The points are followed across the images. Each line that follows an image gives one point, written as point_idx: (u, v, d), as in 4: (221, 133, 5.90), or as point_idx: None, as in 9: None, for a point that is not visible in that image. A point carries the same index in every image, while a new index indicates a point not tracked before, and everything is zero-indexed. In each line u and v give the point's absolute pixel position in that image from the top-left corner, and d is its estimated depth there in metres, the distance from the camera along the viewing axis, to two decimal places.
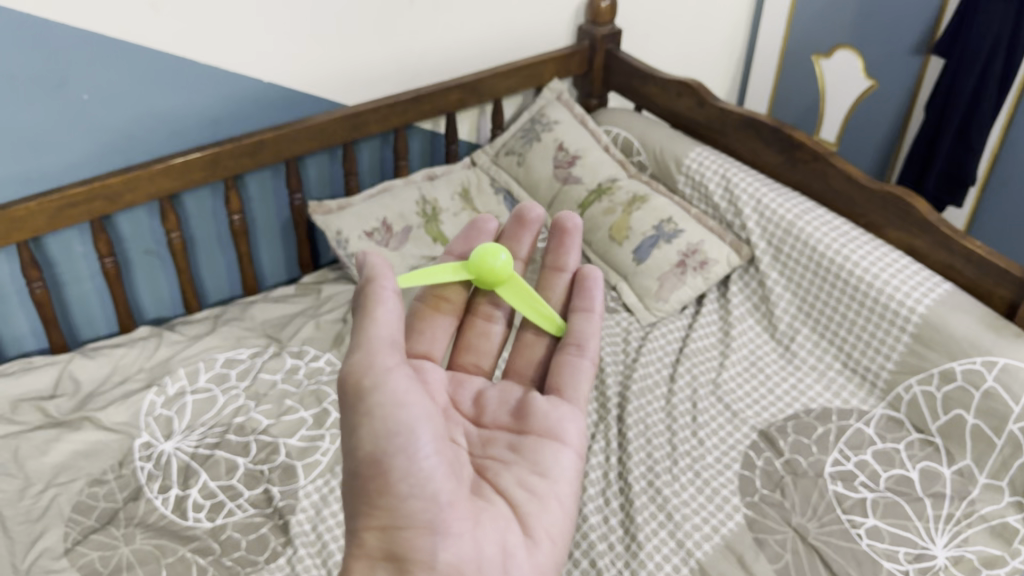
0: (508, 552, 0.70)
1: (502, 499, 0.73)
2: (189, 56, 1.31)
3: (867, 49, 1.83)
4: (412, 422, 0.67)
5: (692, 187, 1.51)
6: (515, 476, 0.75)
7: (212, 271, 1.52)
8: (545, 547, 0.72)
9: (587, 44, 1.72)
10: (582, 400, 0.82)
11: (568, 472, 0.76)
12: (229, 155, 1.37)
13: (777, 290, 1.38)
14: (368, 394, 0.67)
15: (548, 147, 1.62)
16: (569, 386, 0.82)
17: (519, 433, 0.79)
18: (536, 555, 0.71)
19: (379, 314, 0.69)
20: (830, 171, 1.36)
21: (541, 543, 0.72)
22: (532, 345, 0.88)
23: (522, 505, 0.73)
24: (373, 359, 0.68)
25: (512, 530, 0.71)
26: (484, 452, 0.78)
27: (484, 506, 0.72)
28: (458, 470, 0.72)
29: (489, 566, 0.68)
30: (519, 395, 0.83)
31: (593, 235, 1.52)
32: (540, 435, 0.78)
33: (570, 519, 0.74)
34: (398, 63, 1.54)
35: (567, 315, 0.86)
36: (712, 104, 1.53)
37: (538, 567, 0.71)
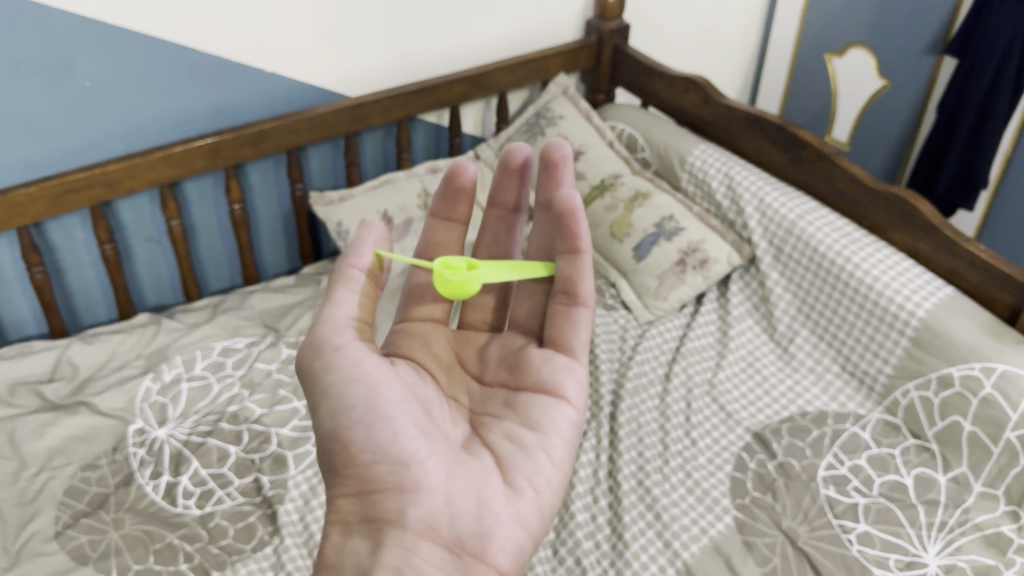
0: (485, 502, 0.67)
1: (487, 451, 0.71)
2: (189, 45, 1.31)
3: (880, 48, 1.80)
4: (367, 393, 0.66)
5: (694, 184, 1.50)
6: (503, 430, 0.73)
7: (213, 260, 1.53)
8: (529, 499, 0.69)
9: (595, 39, 1.70)
10: (582, 351, 0.76)
11: (561, 426, 0.72)
12: (229, 146, 1.37)
13: (777, 290, 1.36)
14: (320, 374, 0.67)
15: (551, 142, 1.62)
16: (564, 338, 0.76)
17: (515, 388, 0.76)
18: (517, 505, 0.68)
19: (347, 292, 0.67)
20: (834, 172, 1.33)
21: (524, 491, 0.69)
22: (531, 293, 0.81)
23: (506, 457, 0.71)
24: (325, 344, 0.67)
25: (491, 481, 0.69)
26: (481, 409, 0.76)
27: (463, 460, 0.70)
28: (437, 426, 0.71)
29: (461, 518, 0.66)
30: (520, 346, 0.79)
31: (595, 231, 1.52)
32: (534, 388, 0.74)
33: (557, 470, 0.70)
34: (401, 55, 1.53)
35: (556, 256, 0.76)
36: (718, 101, 1.51)
37: (520, 518, 0.68)
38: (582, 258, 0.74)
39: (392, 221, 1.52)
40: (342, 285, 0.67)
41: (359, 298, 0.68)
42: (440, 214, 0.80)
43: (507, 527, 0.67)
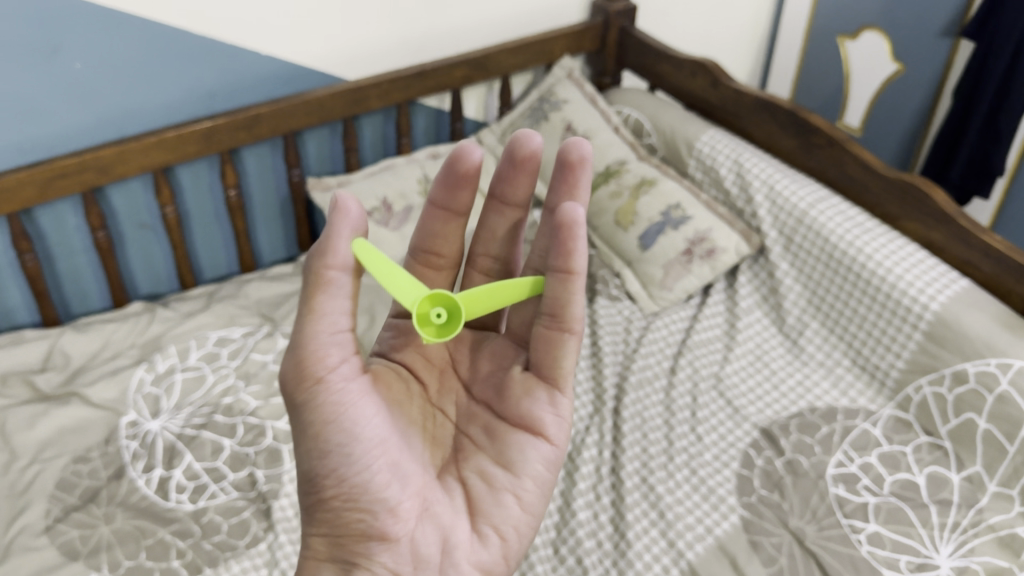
0: (450, 549, 0.69)
1: (460, 490, 0.71)
2: (181, 26, 1.27)
3: (894, 30, 1.75)
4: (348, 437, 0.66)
5: (702, 171, 1.45)
6: (477, 466, 0.72)
7: (208, 247, 1.50)
8: (494, 543, 0.70)
9: (601, 21, 1.65)
10: (567, 382, 0.70)
11: (536, 469, 0.71)
12: (224, 130, 1.33)
13: (786, 282, 1.32)
14: (306, 409, 0.65)
15: (556, 127, 1.58)
16: (551, 366, 0.70)
17: (499, 414, 0.73)
18: (481, 552, 0.70)
19: (323, 316, 0.63)
20: (846, 159, 1.29)
21: (489, 535, 0.70)
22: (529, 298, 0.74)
23: (477, 498, 0.71)
24: (308, 368, 0.64)
25: (458, 526, 0.69)
26: (462, 431, 0.74)
27: (433, 500, 0.70)
28: (417, 460, 0.70)
29: (424, 562, 0.68)
30: (510, 365, 0.75)
31: (599, 219, 1.49)
32: (515, 423, 0.71)
33: (527, 516, 0.71)
34: (400, 37, 1.49)
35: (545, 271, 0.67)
36: (727, 84, 1.46)
37: (482, 564, 0.69)
38: (576, 279, 0.65)
39: (392, 208, 1.50)
40: (318, 307, 0.63)
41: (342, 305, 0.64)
42: (438, 201, 0.74)
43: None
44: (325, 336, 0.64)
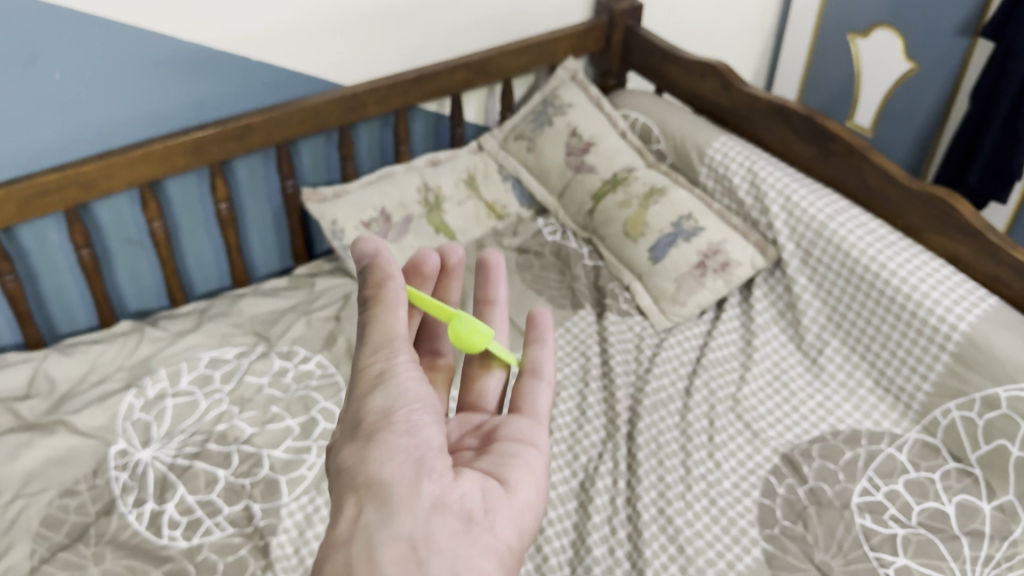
0: (488, 490, 0.59)
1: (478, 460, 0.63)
2: (167, 32, 1.20)
3: (908, 28, 1.68)
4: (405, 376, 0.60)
5: (714, 180, 1.39)
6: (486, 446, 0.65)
7: (199, 261, 1.43)
8: (528, 491, 0.61)
9: (605, 20, 1.58)
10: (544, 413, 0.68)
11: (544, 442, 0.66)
12: (214, 141, 1.26)
13: (805, 297, 1.27)
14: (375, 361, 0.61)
15: (560, 132, 1.52)
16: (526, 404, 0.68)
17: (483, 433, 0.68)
18: (520, 495, 0.60)
19: (394, 299, 0.62)
20: (866, 167, 1.23)
21: (524, 482, 0.61)
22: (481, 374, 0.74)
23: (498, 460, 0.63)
24: (378, 345, 0.61)
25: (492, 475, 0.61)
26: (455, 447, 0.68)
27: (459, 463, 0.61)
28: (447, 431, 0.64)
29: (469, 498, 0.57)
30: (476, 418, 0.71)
31: (607, 229, 1.43)
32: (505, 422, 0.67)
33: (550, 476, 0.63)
34: (397, 39, 1.42)
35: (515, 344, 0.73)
36: (739, 88, 1.39)
37: (523, 508, 0.59)
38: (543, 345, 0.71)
39: (391, 218, 1.43)
40: (388, 294, 0.62)
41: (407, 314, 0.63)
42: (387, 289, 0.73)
43: (514, 514, 0.58)
44: (394, 318, 0.61)
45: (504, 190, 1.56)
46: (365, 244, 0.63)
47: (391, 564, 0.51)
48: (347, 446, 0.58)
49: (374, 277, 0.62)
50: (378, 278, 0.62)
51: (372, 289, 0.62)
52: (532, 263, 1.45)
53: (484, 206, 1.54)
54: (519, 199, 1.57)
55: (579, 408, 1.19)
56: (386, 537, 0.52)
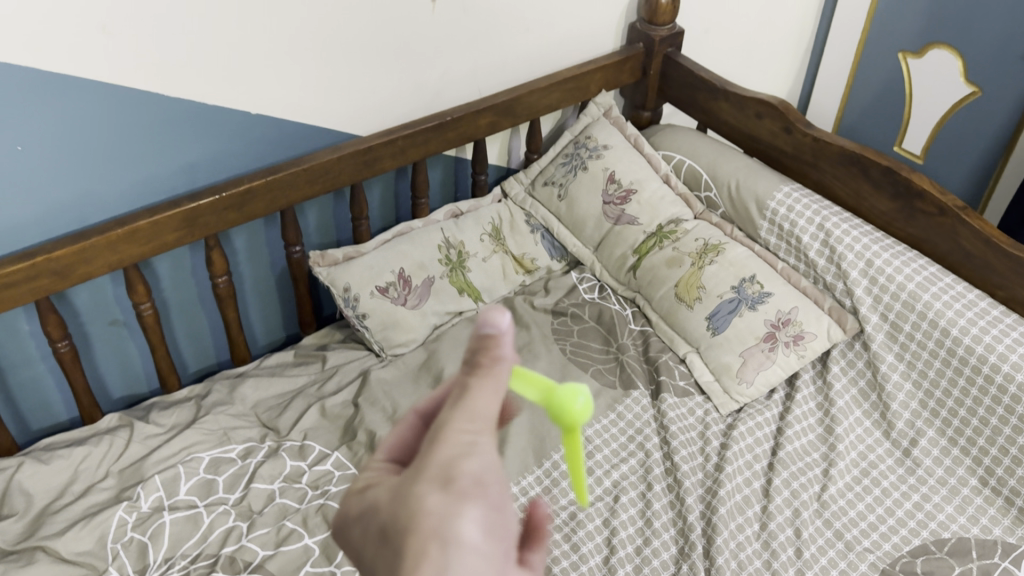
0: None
1: None
2: (152, 89, 1.02)
3: (969, 49, 1.50)
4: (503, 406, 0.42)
5: (778, 236, 1.23)
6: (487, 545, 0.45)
7: (193, 336, 1.27)
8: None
9: (641, 49, 1.40)
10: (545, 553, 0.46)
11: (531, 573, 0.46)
12: (209, 210, 1.09)
13: (893, 377, 1.12)
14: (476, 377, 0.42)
15: (597, 178, 1.35)
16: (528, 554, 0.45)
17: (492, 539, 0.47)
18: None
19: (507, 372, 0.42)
20: (959, 228, 1.07)
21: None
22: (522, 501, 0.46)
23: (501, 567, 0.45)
24: (474, 410, 0.40)
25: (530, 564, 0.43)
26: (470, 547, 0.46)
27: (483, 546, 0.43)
28: None
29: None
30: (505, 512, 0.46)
31: (657, 291, 1.27)
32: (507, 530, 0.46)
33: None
34: (412, 82, 1.25)
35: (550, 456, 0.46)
36: (805, 131, 1.22)
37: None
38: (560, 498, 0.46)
39: (410, 282, 1.26)
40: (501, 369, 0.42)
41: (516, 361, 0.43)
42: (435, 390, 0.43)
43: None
44: (501, 390, 0.41)
45: (533, 241, 1.39)
46: (501, 317, 0.41)
47: None
48: (416, 489, 0.38)
49: (491, 351, 0.41)
50: (498, 354, 0.41)
51: (485, 358, 0.41)
52: (570, 329, 1.28)
53: (511, 261, 1.37)
54: (550, 252, 1.40)
55: (643, 516, 1.02)
56: None
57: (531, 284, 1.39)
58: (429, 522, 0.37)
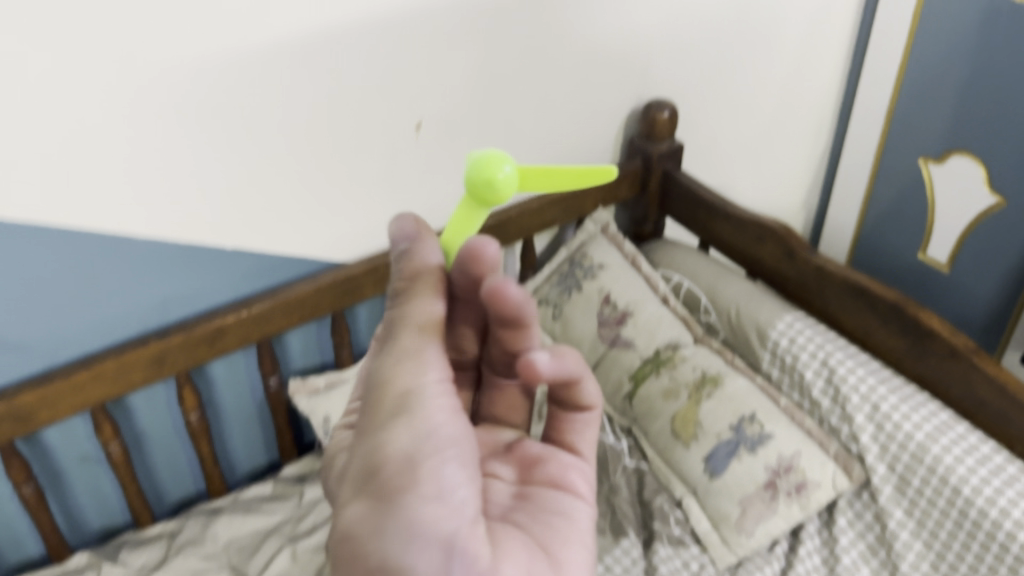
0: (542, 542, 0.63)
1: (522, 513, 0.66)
2: (121, 231, 0.99)
3: (992, 158, 1.42)
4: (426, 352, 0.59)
5: (780, 369, 1.16)
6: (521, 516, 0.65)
7: (171, 468, 1.22)
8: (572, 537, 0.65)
9: (639, 163, 1.35)
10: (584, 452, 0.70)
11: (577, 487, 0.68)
12: (178, 349, 1.06)
13: (902, 535, 1.02)
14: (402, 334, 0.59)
15: (591, 299, 1.30)
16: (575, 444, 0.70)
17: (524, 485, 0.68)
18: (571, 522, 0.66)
19: (436, 300, 0.60)
20: (972, 375, 0.99)
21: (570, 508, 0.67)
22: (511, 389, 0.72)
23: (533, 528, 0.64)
24: (405, 361, 0.58)
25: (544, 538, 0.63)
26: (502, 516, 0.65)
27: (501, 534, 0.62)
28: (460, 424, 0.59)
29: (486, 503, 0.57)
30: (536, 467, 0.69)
31: (652, 423, 1.19)
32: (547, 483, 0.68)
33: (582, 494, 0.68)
34: (398, 206, 1.21)
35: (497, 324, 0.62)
36: (808, 259, 1.15)
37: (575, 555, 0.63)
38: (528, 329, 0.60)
39: None
40: (430, 294, 0.60)
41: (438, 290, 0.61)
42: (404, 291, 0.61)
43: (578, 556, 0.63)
44: (422, 336, 0.59)
45: None
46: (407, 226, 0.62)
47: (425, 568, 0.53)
48: (368, 475, 0.56)
49: (412, 271, 0.61)
50: (422, 275, 0.61)
51: (405, 289, 0.61)
52: None
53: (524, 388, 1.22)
54: None
55: None
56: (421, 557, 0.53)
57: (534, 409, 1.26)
58: (387, 457, 0.55)
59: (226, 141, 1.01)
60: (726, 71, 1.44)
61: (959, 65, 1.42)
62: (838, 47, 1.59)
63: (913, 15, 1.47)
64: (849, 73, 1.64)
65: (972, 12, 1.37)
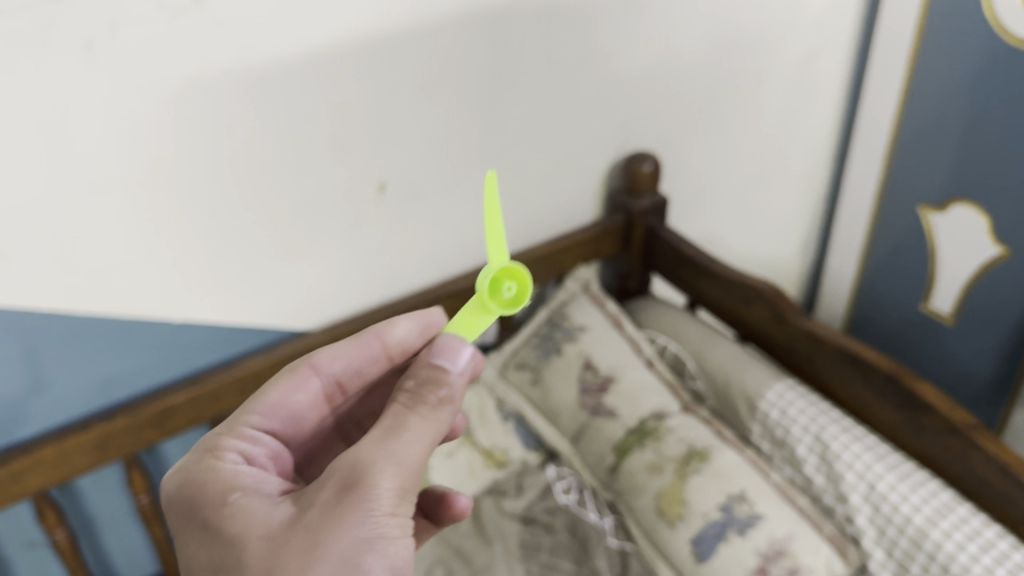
0: None
1: None
2: (57, 308, 0.92)
3: (994, 206, 1.34)
4: (417, 457, 0.59)
5: (771, 442, 1.08)
6: None
7: (125, 551, 1.15)
8: None
9: (621, 219, 1.28)
10: None
11: None
12: (122, 431, 0.99)
13: None
14: (406, 426, 0.60)
15: (571, 364, 1.23)
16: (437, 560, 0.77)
17: None
18: None
19: (439, 428, 0.61)
20: (971, 453, 0.90)
21: None
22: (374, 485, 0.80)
23: None
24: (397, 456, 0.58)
25: None
26: None
27: None
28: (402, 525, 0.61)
29: None
30: None
31: (636, 501, 1.11)
32: None
33: None
34: (363, 272, 1.15)
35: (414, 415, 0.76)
36: (798, 323, 1.08)
37: None
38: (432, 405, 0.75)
39: None
40: (438, 424, 0.61)
41: (452, 406, 0.62)
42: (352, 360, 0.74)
43: None
44: (422, 444, 0.59)
45: (505, 432, 1.24)
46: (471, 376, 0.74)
47: None
48: (320, 532, 0.55)
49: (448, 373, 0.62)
50: (445, 395, 0.62)
51: (432, 394, 0.62)
52: (539, 543, 1.12)
53: (480, 456, 1.21)
54: (523, 441, 1.24)
55: None
56: None
57: (503, 480, 1.21)
58: (326, 559, 0.54)
59: (172, 213, 0.95)
60: (707, 120, 1.38)
61: (955, 111, 1.36)
62: (830, 92, 1.53)
63: (907, 58, 1.40)
64: (844, 117, 1.58)
65: (970, 56, 1.30)
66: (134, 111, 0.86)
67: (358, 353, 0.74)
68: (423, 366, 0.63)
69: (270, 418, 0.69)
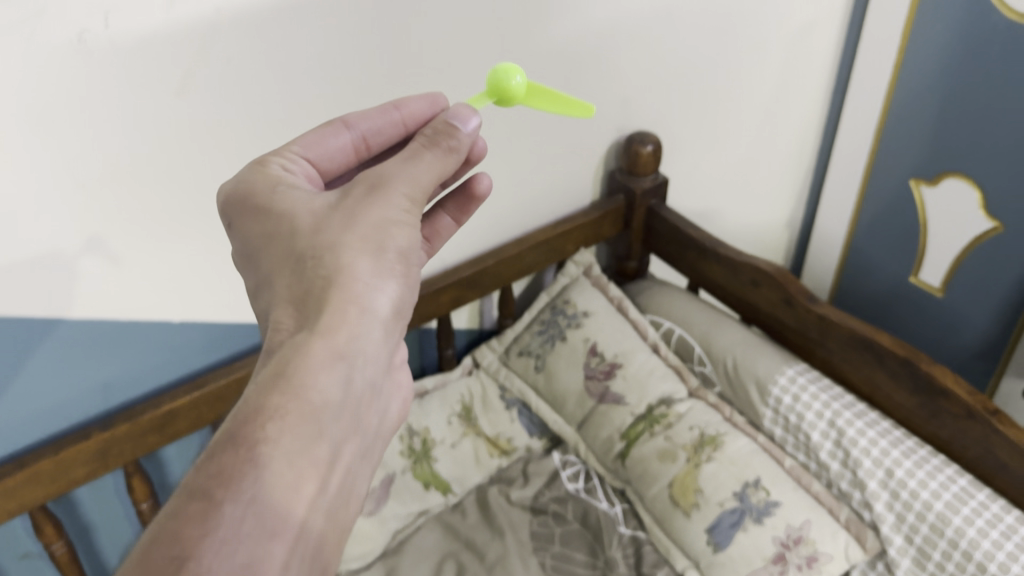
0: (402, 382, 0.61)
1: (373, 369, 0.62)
2: (51, 315, 0.87)
3: (988, 181, 1.35)
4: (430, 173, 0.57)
5: (784, 427, 1.07)
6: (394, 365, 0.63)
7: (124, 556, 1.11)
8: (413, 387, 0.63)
9: (623, 201, 1.26)
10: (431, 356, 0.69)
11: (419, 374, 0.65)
12: (123, 439, 0.95)
13: None
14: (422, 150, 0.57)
15: (577, 350, 1.21)
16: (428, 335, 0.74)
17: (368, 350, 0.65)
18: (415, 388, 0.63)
19: (456, 156, 0.59)
20: (992, 438, 0.91)
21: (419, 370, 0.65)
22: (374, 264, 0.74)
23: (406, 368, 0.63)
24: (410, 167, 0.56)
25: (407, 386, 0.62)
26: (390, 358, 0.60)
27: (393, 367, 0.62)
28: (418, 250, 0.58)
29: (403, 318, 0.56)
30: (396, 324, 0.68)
31: (648, 489, 1.11)
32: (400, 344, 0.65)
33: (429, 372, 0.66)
34: None
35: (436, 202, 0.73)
36: (807, 307, 1.08)
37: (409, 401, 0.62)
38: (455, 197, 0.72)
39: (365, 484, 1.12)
40: (455, 151, 0.59)
41: (466, 141, 0.60)
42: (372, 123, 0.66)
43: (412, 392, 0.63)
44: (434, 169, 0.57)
45: (509, 420, 1.24)
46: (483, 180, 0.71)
47: (343, 331, 0.50)
48: (340, 216, 0.53)
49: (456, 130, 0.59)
50: (455, 145, 0.59)
51: (445, 129, 0.59)
52: (551, 533, 1.12)
53: (484, 444, 1.21)
54: (527, 428, 1.24)
55: None
56: (352, 317, 0.51)
57: (509, 467, 1.23)
58: (349, 236, 0.52)
59: (178, 202, 0.89)
60: (704, 97, 1.35)
61: (948, 84, 1.35)
62: (822, 66, 1.51)
63: (902, 31, 1.39)
64: (835, 90, 1.57)
65: (966, 30, 1.29)
66: (135, 95, 0.80)
67: (383, 115, 0.66)
68: (434, 120, 0.60)
69: (304, 149, 0.63)
